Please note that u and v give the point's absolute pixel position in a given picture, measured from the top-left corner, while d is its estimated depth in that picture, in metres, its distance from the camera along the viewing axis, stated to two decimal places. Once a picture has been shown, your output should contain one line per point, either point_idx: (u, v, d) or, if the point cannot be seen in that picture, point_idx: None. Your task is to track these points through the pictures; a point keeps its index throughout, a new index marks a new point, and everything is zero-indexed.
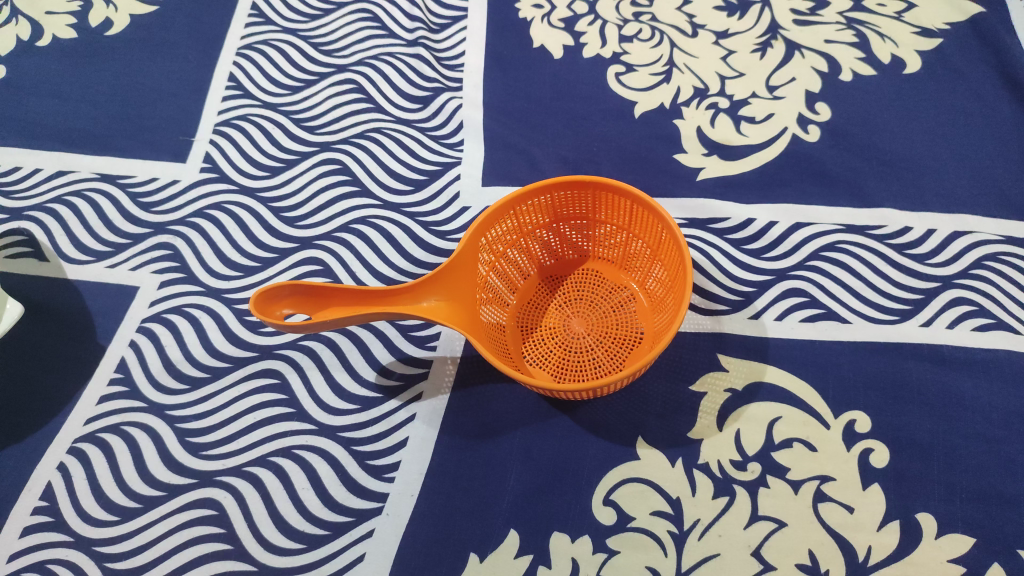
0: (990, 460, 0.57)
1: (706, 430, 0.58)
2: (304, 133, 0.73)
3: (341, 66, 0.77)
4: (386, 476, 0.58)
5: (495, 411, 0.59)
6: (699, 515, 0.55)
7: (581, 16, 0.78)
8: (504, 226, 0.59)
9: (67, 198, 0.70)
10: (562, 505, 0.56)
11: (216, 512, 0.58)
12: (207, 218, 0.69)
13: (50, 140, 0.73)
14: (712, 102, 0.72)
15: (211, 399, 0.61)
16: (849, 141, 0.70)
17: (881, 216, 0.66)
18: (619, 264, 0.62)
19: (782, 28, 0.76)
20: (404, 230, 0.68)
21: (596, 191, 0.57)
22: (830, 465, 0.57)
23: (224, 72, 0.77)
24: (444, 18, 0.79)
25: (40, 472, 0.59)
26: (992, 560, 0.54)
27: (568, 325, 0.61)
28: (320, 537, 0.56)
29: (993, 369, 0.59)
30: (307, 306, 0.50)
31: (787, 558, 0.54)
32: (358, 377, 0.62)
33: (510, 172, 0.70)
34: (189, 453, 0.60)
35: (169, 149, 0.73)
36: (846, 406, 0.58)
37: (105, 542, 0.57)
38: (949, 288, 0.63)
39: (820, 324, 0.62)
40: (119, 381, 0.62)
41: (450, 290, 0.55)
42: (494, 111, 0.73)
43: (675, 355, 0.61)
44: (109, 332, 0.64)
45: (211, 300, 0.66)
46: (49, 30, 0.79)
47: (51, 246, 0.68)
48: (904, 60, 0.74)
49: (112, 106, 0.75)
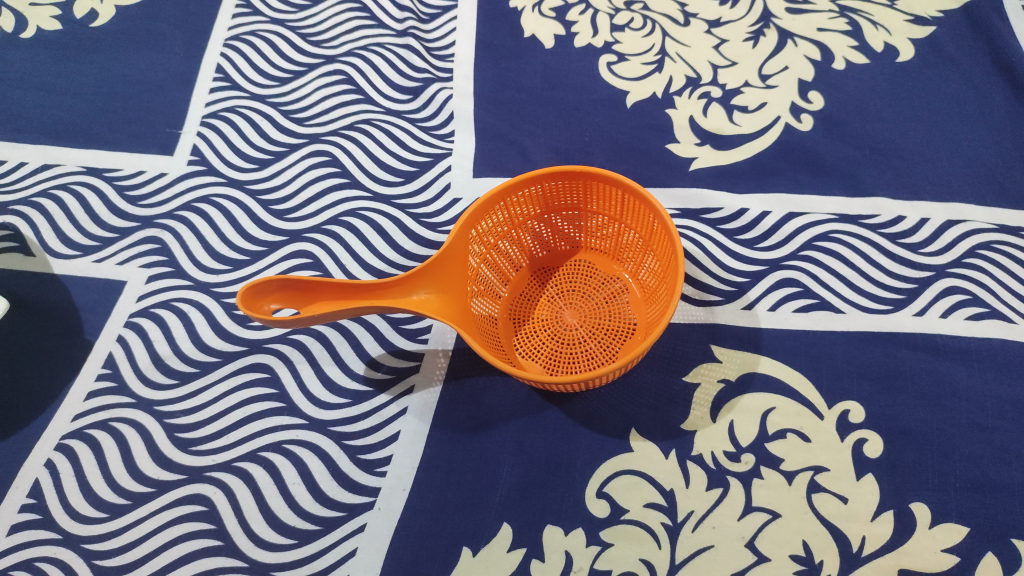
0: (984, 450, 0.56)
1: (699, 421, 0.58)
2: (292, 125, 0.72)
3: (330, 57, 0.76)
4: (378, 470, 0.57)
5: (487, 404, 0.59)
6: (693, 507, 0.55)
7: (572, 5, 0.77)
8: (495, 217, 0.58)
9: (53, 192, 0.69)
10: (555, 498, 0.56)
11: (206, 508, 0.57)
12: (195, 211, 0.68)
13: (35, 133, 0.72)
14: (704, 91, 0.72)
15: (201, 394, 0.61)
16: (842, 131, 0.69)
17: (874, 205, 0.66)
18: (612, 255, 0.62)
19: (776, 16, 0.76)
20: (394, 222, 0.67)
21: (588, 180, 0.56)
22: (824, 455, 0.56)
23: (211, 63, 0.76)
24: (434, 8, 0.78)
25: (28, 469, 0.58)
26: (986, 548, 0.54)
27: (560, 317, 0.60)
28: (311, 532, 0.56)
29: (987, 357, 0.59)
30: (296, 301, 0.50)
31: (781, 549, 0.54)
32: (348, 371, 0.61)
33: (501, 163, 0.70)
34: (179, 448, 0.59)
35: (156, 142, 0.72)
36: (839, 396, 0.58)
37: (94, 539, 0.57)
38: (942, 277, 0.63)
39: (813, 314, 0.61)
40: (107, 377, 0.61)
41: (441, 283, 0.54)
42: (486, 102, 0.73)
43: (668, 347, 0.60)
44: (97, 328, 0.63)
45: (200, 295, 0.65)
46: (33, 22, 0.78)
47: (37, 240, 0.67)
48: (897, 48, 0.73)
49: (98, 98, 0.74)
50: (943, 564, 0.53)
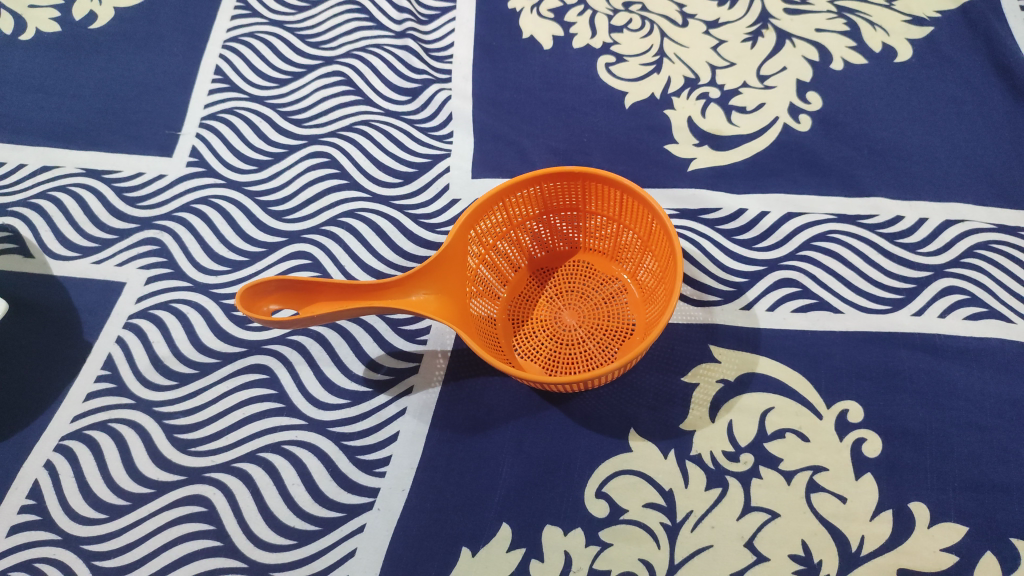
0: (982, 449, 0.56)
1: (698, 421, 0.58)
2: (291, 126, 0.72)
3: (329, 58, 0.76)
4: (377, 470, 0.57)
5: (486, 404, 0.59)
6: (692, 507, 0.55)
7: (571, 6, 0.77)
8: (494, 218, 0.58)
9: (52, 193, 0.69)
10: (554, 498, 0.56)
11: (206, 509, 0.57)
12: (194, 212, 0.68)
13: (34, 135, 0.72)
14: (702, 92, 0.72)
15: (200, 395, 0.61)
16: (840, 131, 0.70)
17: (872, 205, 0.66)
18: (610, 255, 0.62)
19: (774, 17, 0.76)
20: (393, 223, 0.68)
21: (586, 181, 0.56)
22: (823, 455, 0.56)
23: (210, 65, 0.76)
24: (433, 9, 0.78)
25: (27, 470, 0.58)
26: (985, 548, 0.54)
27: (559, 317, 0.60)
28: (310, 532, 0.56)
29: (985, 357, 0.59)
30: (295, 301, 0.50)
31: (780, 549, 0.54)
32: (347, 371, 0.61)
33: (500, 164, 0.70)
34: (178, 449, 0.59)
35: (155, 144, 0.72)
36: (838, 396, 0.58)
37: (93, 540, 0.57)
38: (940, 277, 0.63)
39: (812, 314, 0.61)
40: (106, 378, 0.61)
41: (440, 284, 0.54)
42: (485, 102, 0.73)
43: (667, 347, 0.60)
44: (96, 329, 0.63)
45: (199, 296, 0.65)
46: (32, 24, 0.78)
47: (36, 242, 0.67)
48: (895, 49, 0.74)
49: (96, 100, 0.74)
50: (942, 563, 0.53)
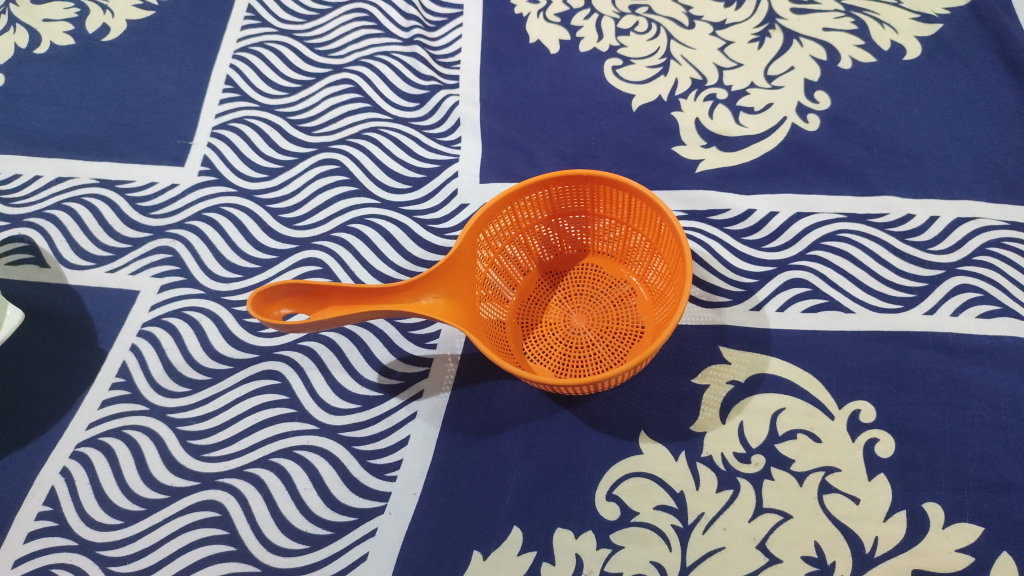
0: (997, 448, 0.56)
1: (709, 422, 0.57)
2: (301, 134, 0.73)
3: (337, 66, 0.77)
4: (389, 474, 0.58)
5: (495, 407, 0.59)
6: (704, 508, 0.55)
7: (577, 11, 0.78)
8: (502, 222, 0.58)
9: (67, 204, 0.70)
10: (565, 501, 0.56)
11: (219, 514, 0.58)
12: (206, 221, 0.69)
13: (49, 147, 0.73)
14: (710, 93, 0.72)
15: (213, 402, 0.61)
16: (848, 130, 0.69)
17: (882, 204, 0.66)
18: (619, 257, 0.62)
19: (780, 17, 0.76)
20: (402, 228, 0.68)
21: (595, 184, 0.56)
22: (836, 456, 0.56)
23: (221, 74, 0.77)
24: (440, 16, 0.79)
25: (44, 476, 0.59)
26: (1001, 549, 0.53)
27: (568, 320, 0.60)
28: (322, 537, 0.56)
29: (1000, 355, 0.59)
30: (307, 305, 0.50)
31: (793, 550, 0.54)
32: (358, 377, 0.61)
33: (508, 168, 0.70)
34: (191, 455, 0.60)
35: (167, 153, 0.73)
36: (850, 396, 0.58)
37: (108, 545, 0.57)
38: (952, 275, 0.62)
39: (823, 314, 0.61)
40: (120, 386, 0.62)
41: (449, 287, 0.54)
42: (492, 107, 0.73)
43: (676, 349, 0.60)
44: (111, 336, 0.64)
45: (211, 303, 0.66)
46: (47, 38, 0.79)
47: (52, 252, 0.68)
48: (904, 47, 0.73)
49: (108, 111, 0.75)
50: (957, 564, 0.53)
